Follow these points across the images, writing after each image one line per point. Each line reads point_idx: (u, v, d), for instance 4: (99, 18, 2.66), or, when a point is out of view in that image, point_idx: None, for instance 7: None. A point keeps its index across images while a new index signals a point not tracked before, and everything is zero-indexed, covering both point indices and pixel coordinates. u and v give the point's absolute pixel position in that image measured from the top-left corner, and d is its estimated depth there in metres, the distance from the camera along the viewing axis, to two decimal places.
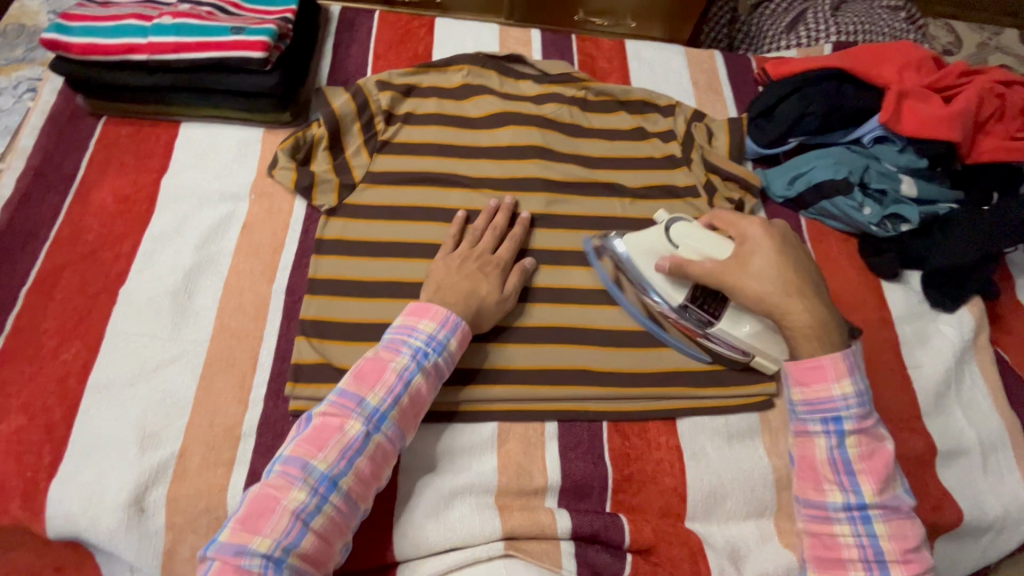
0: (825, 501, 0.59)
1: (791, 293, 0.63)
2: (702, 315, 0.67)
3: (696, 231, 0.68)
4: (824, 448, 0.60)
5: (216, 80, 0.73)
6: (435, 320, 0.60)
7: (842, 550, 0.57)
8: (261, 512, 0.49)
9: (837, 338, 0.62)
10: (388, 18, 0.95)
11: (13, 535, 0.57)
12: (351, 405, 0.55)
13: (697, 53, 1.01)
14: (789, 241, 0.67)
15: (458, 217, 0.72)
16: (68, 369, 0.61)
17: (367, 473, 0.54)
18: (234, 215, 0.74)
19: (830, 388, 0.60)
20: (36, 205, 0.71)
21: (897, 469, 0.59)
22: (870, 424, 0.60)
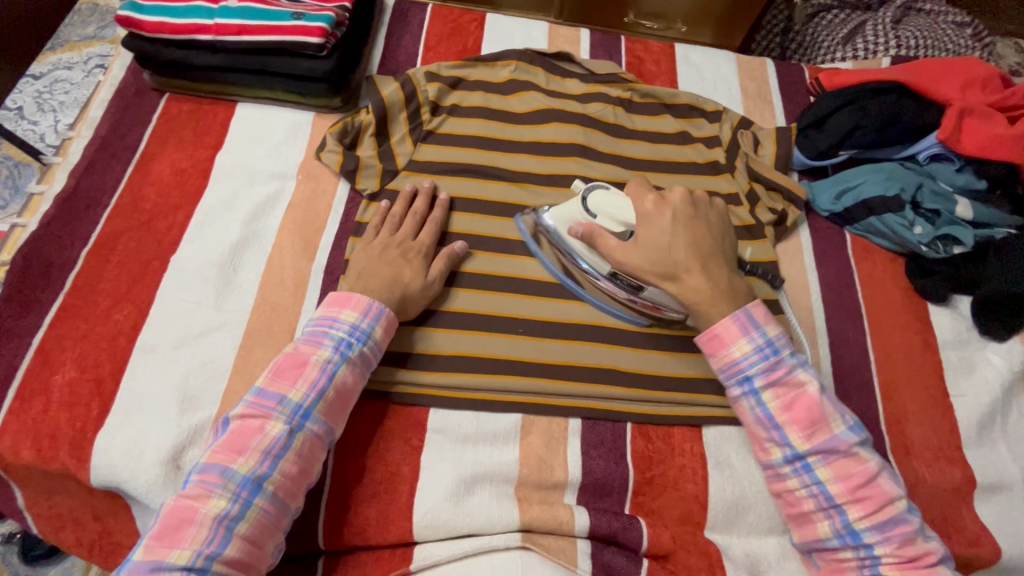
0: (771, 459, 0.60)
1: (685, 268, 0.63)
2: (630, 281, 0.67)
3: (611, 197, 0.67)
4: (748, 410, 0.61)
5: (273, 63, 0.76)
6: (357, 309, 0.61)
7: (802, 505, 0.58)
8: (178, 525, 0.50)
9: (740, 303, 0.63)
10: (440, 11, 0.97)
11: (60, 481, 0.60)
12: (271, 403, 0.56)
13: (748, 61, 0.99)
14: (690, 213, 0.66)
15: (382, 206, 0.73)
16: (119, 328, 0.65)
17: (296, 471, 0.55)
18: (282, 193, 0.76)
19: (731, 353, 0.61)
20: (100, 172, 0.75)
21: (827, 407, 0.59)
22: (783, 372, 0.60)
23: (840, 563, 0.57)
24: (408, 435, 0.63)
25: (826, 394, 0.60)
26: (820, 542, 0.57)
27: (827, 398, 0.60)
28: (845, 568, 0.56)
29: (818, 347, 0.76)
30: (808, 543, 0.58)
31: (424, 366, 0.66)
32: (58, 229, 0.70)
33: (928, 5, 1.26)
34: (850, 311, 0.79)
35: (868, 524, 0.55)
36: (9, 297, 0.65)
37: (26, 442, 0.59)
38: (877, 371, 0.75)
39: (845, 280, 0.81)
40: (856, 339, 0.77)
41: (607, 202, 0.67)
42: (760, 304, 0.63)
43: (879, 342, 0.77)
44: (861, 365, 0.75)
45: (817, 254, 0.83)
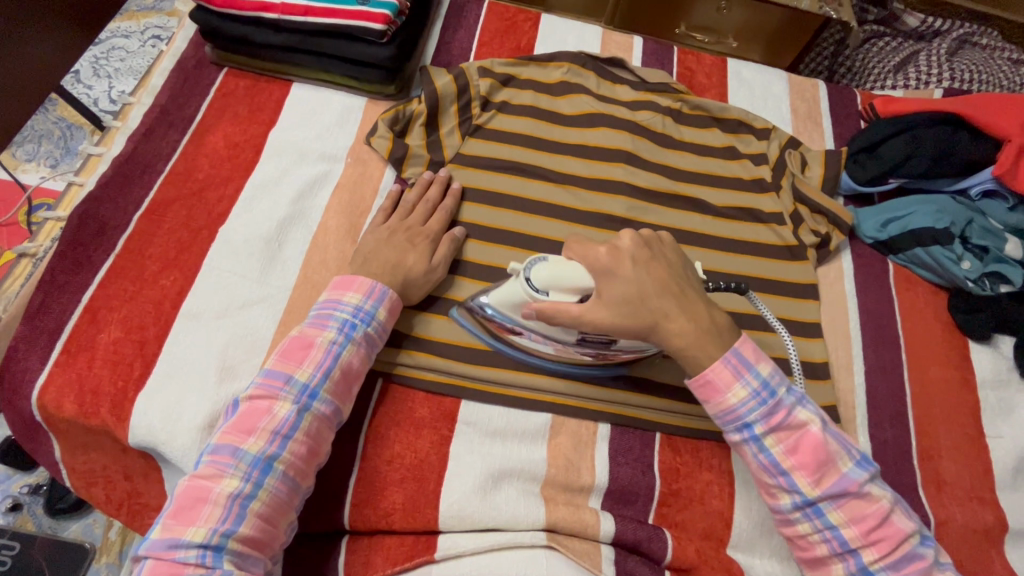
0: (778, 504, 0.56)
1: (664, 314, 0.58)
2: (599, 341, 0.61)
3: (556, 267, 0.58)
4: (750, 455, 0.57)
5: (332, 45, 0.77)
6: (360, 292, 0.62)
7: (815, 549, 0.55)
8: (193, 503, 0.49)
9: (727, 342, 0.58)
10: (496, 8, 0.97)
11: (97, 438, 0.62)
12: (279, 384, 0.56)
13: (800, 81, 0.99)
14: (646, 255, 0.60)
15: (391, 191, 0.74)
16: (165, 293, 0.66)
17: (306, 451, 0.55)
18: (330, 175, 0.77)
19: (728, 399, 0.56)
20: (157, 139, 0.76)
21: (832, 445, 0.55)
22: (783, 414, 0.56)
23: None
24: (439, 424, 0.64)
25: (828, 431, 0.56)
26: None
27: (829, 433, 0.56)
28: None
29: (854, 375, 0.75)
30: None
31: (461, 356, 0.66)
32: (113, 191, 0.71)
33: (983, 40, 1.24)
34: (888, 342, 0.78)
35: (884, 565, 0.53)
36: (62, 253, 0.66)
37: (69, 396, 0.60)
38: (913, 404, 0.74)
39: (885, 310, 0.80)
40: (893, 370, 0.76)
41: (551, 271, 0.58)
42: (750, 341, 0.59)
43: (916, 376, 0.76)
44: (897, 397, 0.74)
45: (858, 281, 0.82)
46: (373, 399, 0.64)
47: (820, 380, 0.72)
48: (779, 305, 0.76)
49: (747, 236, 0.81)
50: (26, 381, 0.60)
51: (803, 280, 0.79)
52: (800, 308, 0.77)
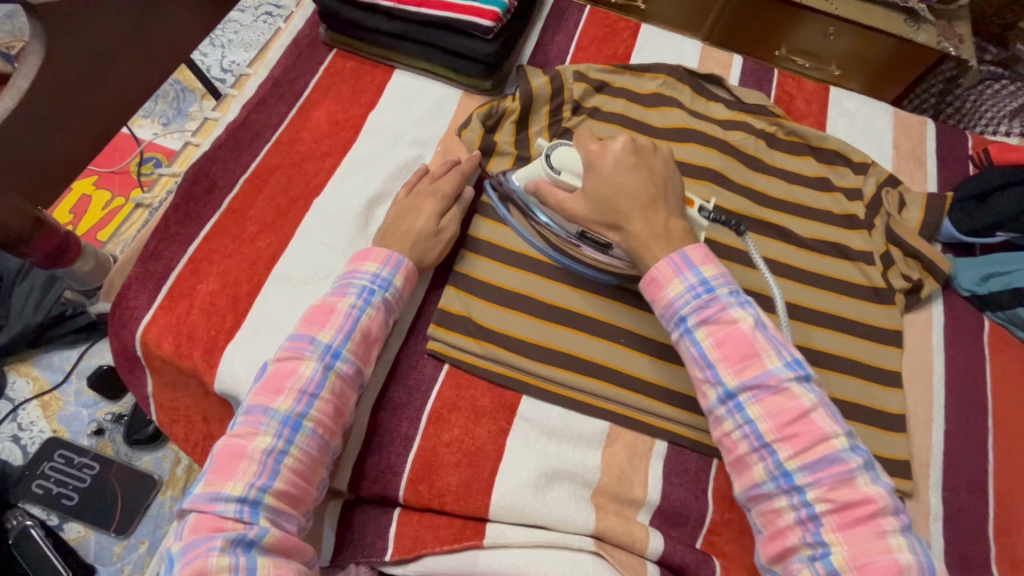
0: (708, 402, 0.56)
1: (626, 214, 0.62)
2: (598, 238, 0.68)
3: (569, 151, 0.67)
4: (684, 351, 0.57)
5: (439, 37, 0.80)
6: (377, 261, 0.64)
7: (737, 449, 0.53)
8: (231, 459, 0.52)
9: (677, 245, 0.60)
10: (597, 14, 0.97)
11: (185, 378, 0.66)
12: (303, 345, 0.58)
13: (907, 117, 0.94)
14: (632, 160, 0.63)
15: (418, 168, 0.76)
16: (259, 254, 0.70)
17: (331, 410, 0.57)
18: (420, 160, 0.80)
19: (665, 294, 0.58)
20: (268, 110, 0.81)
21: (761, 342, 0.54)
22: (716, 309, 0.56)
23: (777, 516, 0.51)
24: (497, 415, 0.65)
25: (762, 330, 0.55)
26: (756, 488, 0.52)
27: (763, 334, 0.55)
28: (783, 522, 0.51)
29: (931, 432, 0.71)
30: (747, 491, 0.53)
31: (531, 354, 0.67)
32: (225, 153, 0.76)
33: None
34: (974, 402, 0.73)
35: (799, 464, 0.50)
36: (177, 206, 0.72)
37: (168, 337, 0.65)
38: (994, 473, 0.69)
39: (974, 368, 0.75)
40: (975, 433, 0.71)
41: (566, 155, 0.66)
42: (700, 246, 0.59)
43: (1001, 443, 0.71)
44: (977, 462, 0.70)
45: (947, 334, 0.77)
46: (439, 384, 0.66)
47: (894, 432, 0.69)
48: (858, 347, 0.73)
49: (832, 271, 0.78)
50: (133, 318, 0.66)
51: (887, 324, 0.75)
52: (881, 354, 0.73)
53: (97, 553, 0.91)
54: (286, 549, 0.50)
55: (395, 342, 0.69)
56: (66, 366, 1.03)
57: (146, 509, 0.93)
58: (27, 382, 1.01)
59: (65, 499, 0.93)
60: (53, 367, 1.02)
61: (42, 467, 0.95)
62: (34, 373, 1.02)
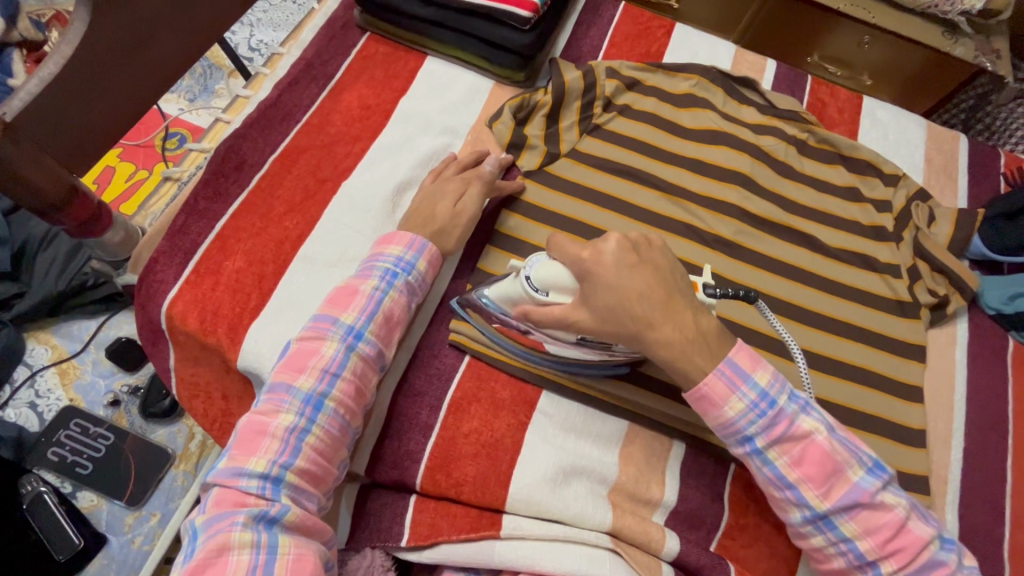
0: (790, 518, 0.55)
1: (647, 322, 0.53)
2: (598, 345, 0.59)
3: (546, 271, 0.56)
4: (755, 470, 0.55)
5: (475, 25, 0.79)
6: (401, 244, 0.64)
7: (833, 562, 0.54)
8: (253, 435, 0.52)
9: (719, 351, 0.55)
10: (632, 11, 0.97)
11: (208, 354, 0.67)
12: (326, 326, 0.58)
13: (940, 131, 0.93)
14: (633, 257, 0.53)
15: (446, 156, 0.76)
16: (286, 234, 0.70)
17: (353, 390, 0.57)
18: (449, 149, 0.80)
19: (727, 415, 0.54)
20: (299, 90, 0.80)
21: (838, 452, 0.53)
22: (785, 424, 0.53)
23: None
24: (517, 408, 0.65)
25: (834, 436, 0.54)
26: None
27: (835, 438, 0.54)
28: None
29: (950, 449, 0.71)
30: None
31: (551, 350, 0.67)
32: (255, 132, 0.76)
33: None
34: (995, 421, 0.73)
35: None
36: (206, 181, 0.72)
37: (194, 312, 0.65)
38: (1011, 493, 0.69)
39: (996, 387, 0.75)
40: (995, 452, 0.71)
41: (547, 273, 0.56)
42: (745, 348, 0.55)
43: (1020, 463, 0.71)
44: (994, 482, 0.69)
45: (970, 352, 0.77)
46: (459, 372, 0.66)
47: (913, 447, 0.69)
48: (881, 360, 0.73)
49: (859, 283, 0.77)
50: (159, 291, 0.66)
51: (910, 338, 0.74)
52: (904, 368, 0.73)
53: (109, 523, 0.92)
54: (307, 528, 0.50)
55: (416, 329, 0.69)
56: (84, 336, 1.03)
57: (159, 482, 0.94)
58: (45, 349, 1.02)
59: (80, 468, 0.93)
60: (72, 337, 1.03)
61: (58, 435, 0.95)
62: (53, 342, 1.03)
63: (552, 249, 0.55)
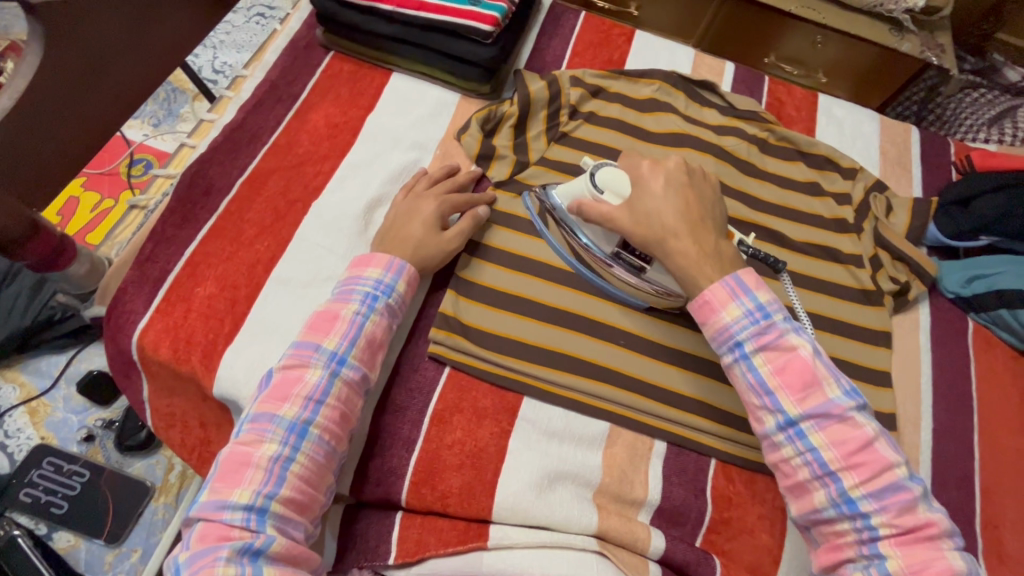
0: (764, 428, 0.56)
1: (673, 234, 0.62)
2: (634, 260, 0.68)
3: (614, 173, 0.67)
4: (739, 376, 0.57)
5: (438, 41, 0.80)
6: (380, 266, 0.64)
7: (797, 474, 0.54)
8: (237, 467, 0.52)
9: (729, 270, 0.60)
10: (593, 20, 0.99)
11: (183, 383, 0.66)
12: (308, 353, 0.58)
13: (892, 124, 0.97)
14: (684, 180, 0.65)
15: (417, 172, 0.76)
16: (258, 257, 0.69)
17: (338, 415, 0.57)
18: (419, 164, 0.80)
19: (720, 317, 0.57)
20: (265, 111, 0.80)
21: (821, 370, 0.55)
22: (773, 336, 0.56)
23: (837, 537, 0.52)
24: (499, 417, 0.65)
25: (820, 359, 0.56)
26: (817, 513, 0.53)
27: (821, 362, 0.56)
28: (843, 544, 0.52)
29: (920, 430, 0.73)
30: (805, 515, 0.54)
31: (531, 358, 0.67)
32: (222, 156, 0.76)
33: None
34: (960, 401, 0.75)
35: (865, 491, 0.51)
36: (173, 209, 0.71)
37: (166, 341, 0.64)
38: (980, 469, 0.72)
39: (959, 367, 0.78)
40: (962, 430, 0.74)
41: (610, 174, 0.67)
42: (751, 270, 0.59)
43: (987, 439, 0.73)
44: (964, 459, 0.72)
45: (933, 335, 0.80)
46: (440, 385, 0.66)
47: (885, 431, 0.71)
48: (850, 348, 0.75)
49: (824, 275, 0.79)
50: (129, 323, 0.65)
51: (876, 325, 0.77)
52: (872, 354, 0.75)
53: (87, 563, 0.89)
54: (293, 557, 0.50)
55: (396, 346, 0.68)
56: (54, 371, 1.00)
57: (139, 516, 0.91)
58: (13, 388, 0.99)
59: (55, 508, 0.91)
60: (41, 373, 1.00)
61: (30, 475, 0.93)
62: (22, 379, 1.00)
63: (625, 164, 0.67)
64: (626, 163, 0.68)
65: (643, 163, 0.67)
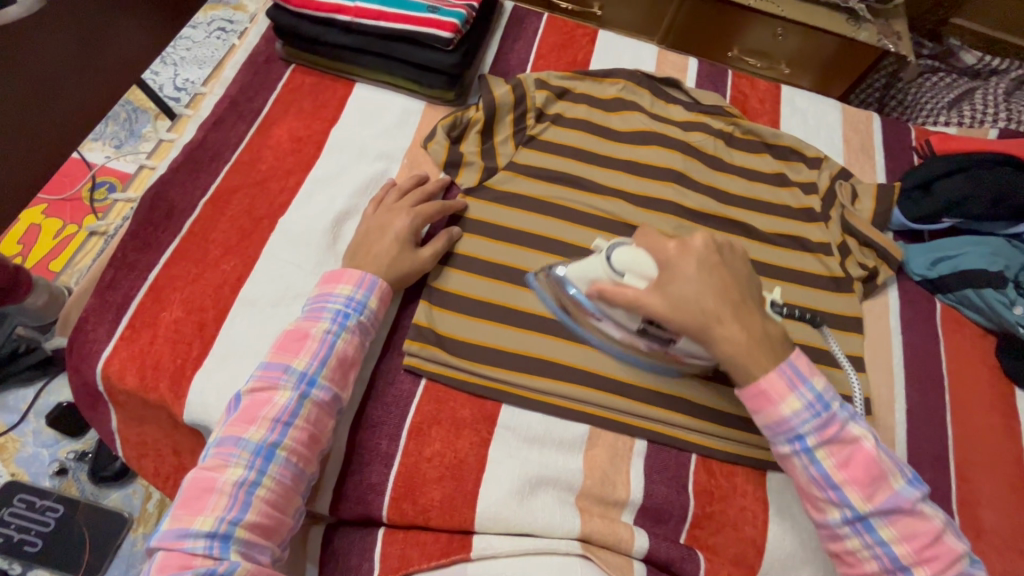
0: (827, 519, 0.56)
1: (716, 318, 0.58)
2: (661, 334, 0.63)
3: (634, 256, 0.61)
4: (800, 469, 0.56)
5: (399, 49, 0.80)
6: (351, 282, 0.64)
7: (863, 566, 0.54)
8: (200, 493, 0.51)
9: (781, 354, 0.58)
10: (555, 22, 0.99)
11: (153, 411, 0.64)
12: (276, 375, 0.57)
13: (854, 112, 0.98)
14: (715, 258, 0.60)
15: (385, 183, 0.76)
16: (225, 277, 0.68)
17: (306, 437, 0.56)
18: (387, 174, 0.79)
19: (780, 411, 0.56)
20: (226, 129, 0.79)
21: (885, 461, 0.55)
22: (837, 428, 0.55)
23: None
24: (478, 426, 0.65)
25: (881, 448, 0.56)
26: None
27: (884, 452, 0.56)
28: None
29: (895, 413, 0.74)
30: None
31: (507, 364, 0.67)
32: (182, 176, 0.74)
33: None
34: (932, 381, 0.77)
35: None
36: (134, 233, 0.70)
37: (132, 369, 0.62)
38: (954, 447, 0.73)
39: (929, 348, 0.79)
40: (935, 410, 0.75)
41: (629, 258, 0.61)
42: (802, 353, 0.58)
43: (959, 418, 0.75)
44: (938, 438, 0.73)
45: (903, 318, 0.81)
46: (417, 397, 0.66)
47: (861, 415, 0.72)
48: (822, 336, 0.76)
49: (795, 264, 0.80)
50: (92, 352, 0.63)
51: (847, 312, 0.78)
52: (844, 340, 0.76)
53: None
54: None
55: (370, 360, 0.68)
56: (22, 405, 0.98)
57: (118, 548, 0.89)
58: None
59: (28, 546, 0.88)
60: (8, 408, 0.97)
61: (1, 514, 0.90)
62: None
63: (642, 243, 0.62)
64: (643, 240, 0.62)
65: (669, 240, 0.61)
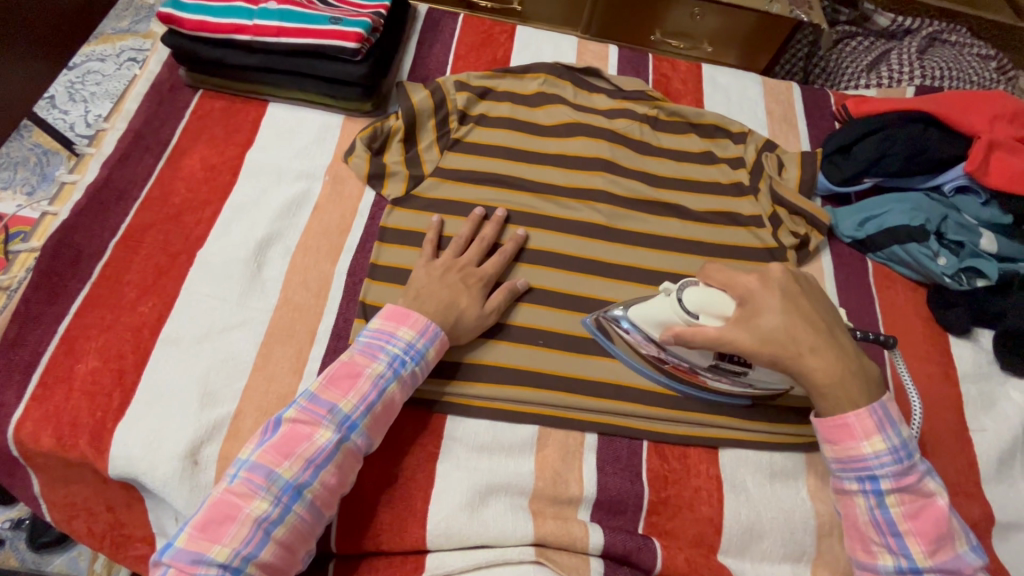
0: (875, 564, 0.57)
1: (808, 348, 0.58)
2: (734, 367, 0.62)
3: (709, 293, 0.58)
4: (863, 508, 0.57)
5: (307, 64, 0.77)
6: (414, 329, 0.61)
7: None
8: (222, 519, 0.49)
9: (873, 393, 0.59)
10: (471, 22, 0.98)
11: (77, 470, 0.61)
12: (322, 411, 0.55)
13: (774, 84, 1.00)
14: (794, 287, 0.61)
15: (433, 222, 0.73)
16: (142, 320, 0.65)
17: (335, 482, 0.54)
18: (309, 193, 0.77)
19: (861, 447, 0.57)
20: (133, 165, 0.75)
21: (954, 522, 0.56)
22: (914, 479, 0.57)
23: None
24: (424, 441, 0.63)
25: (952, 510, 0.57)
26: None
27: (952, 514, 0.57)
28: None
29: None
30: None
31: (452, 373, 0.66)
32: (88, 220, 0.70)
33: (953, 37, 1.24)
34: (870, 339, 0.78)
35: None
36: (37, 284, 0.66)
37: (47, 429, 0.59)
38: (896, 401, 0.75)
39: (866, 307, 0.81)
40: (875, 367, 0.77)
41: (701, 296, 0.58)
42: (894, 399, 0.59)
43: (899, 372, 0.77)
44: None
45: (838, 281, 0.83)
46: None
47: None
48: None
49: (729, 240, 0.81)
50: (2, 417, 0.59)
51: None
52: None
53: None
54: None
55: None
56: None
57: None
58: None
59: None
60: None
61: None
62: None
63: (705, 273, 0.60)
64: (707, 273, 0.60)
65: (748, 273, 0.60)
